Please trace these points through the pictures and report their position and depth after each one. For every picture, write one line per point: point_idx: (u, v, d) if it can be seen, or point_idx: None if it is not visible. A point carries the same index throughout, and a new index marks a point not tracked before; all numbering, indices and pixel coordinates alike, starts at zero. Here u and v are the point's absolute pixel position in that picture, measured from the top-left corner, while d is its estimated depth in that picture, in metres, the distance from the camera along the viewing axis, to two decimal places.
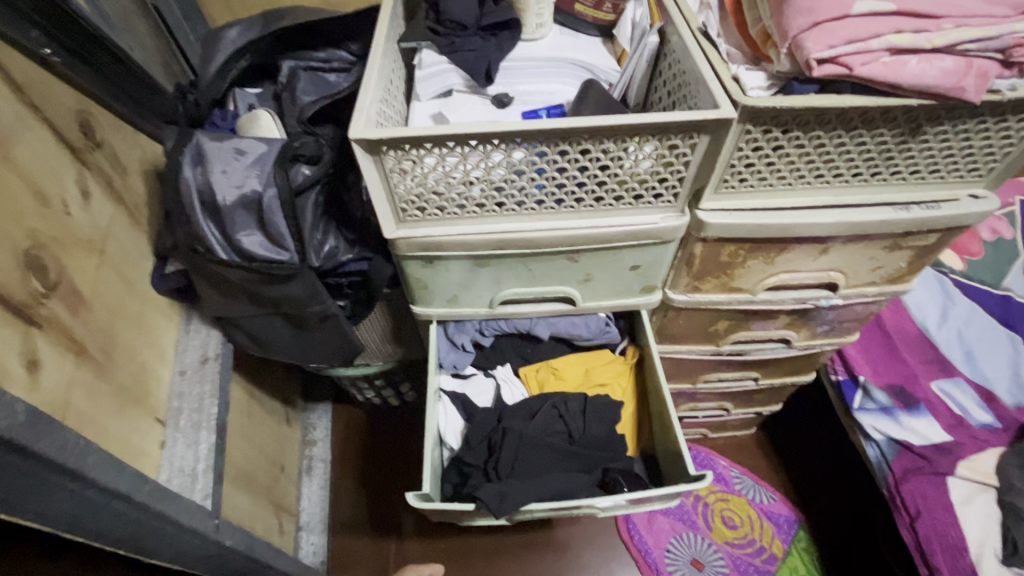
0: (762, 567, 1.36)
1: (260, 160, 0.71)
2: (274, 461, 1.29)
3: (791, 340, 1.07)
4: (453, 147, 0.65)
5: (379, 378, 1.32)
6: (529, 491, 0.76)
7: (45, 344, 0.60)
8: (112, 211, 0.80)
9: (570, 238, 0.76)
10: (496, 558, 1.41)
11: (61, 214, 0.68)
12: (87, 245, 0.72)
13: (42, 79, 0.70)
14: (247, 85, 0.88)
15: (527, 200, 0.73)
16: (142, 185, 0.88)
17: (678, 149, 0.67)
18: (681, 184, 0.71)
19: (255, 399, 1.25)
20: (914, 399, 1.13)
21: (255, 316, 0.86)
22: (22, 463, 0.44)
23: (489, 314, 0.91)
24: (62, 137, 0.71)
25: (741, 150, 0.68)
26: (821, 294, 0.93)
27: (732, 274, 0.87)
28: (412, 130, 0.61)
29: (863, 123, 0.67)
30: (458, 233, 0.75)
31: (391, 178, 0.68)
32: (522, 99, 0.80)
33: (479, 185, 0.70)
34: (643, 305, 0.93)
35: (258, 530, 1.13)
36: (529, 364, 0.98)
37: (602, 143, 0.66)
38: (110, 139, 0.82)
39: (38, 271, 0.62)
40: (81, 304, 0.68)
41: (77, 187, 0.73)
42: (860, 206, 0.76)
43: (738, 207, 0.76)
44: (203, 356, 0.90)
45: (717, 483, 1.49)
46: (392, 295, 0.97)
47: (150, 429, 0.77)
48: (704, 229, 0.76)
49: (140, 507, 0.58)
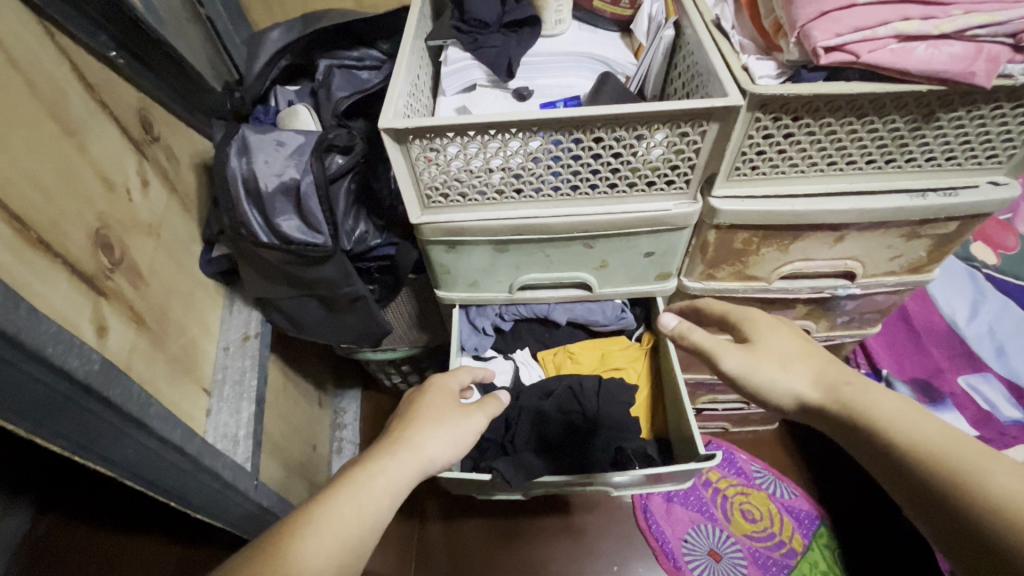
0: (781, 560, 1.36)
1: (299, 151, 0.78)
2: (306, 439, 1.37)
3: (810, 331, 1.07)
4: (474, 136, 0.69)
5: (405, 364, 1.38)
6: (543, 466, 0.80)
7: (112, 313, 0.67)
8: (166, 198, 0.88)
9: (585, 224, 0.79)
10: (517, 542, 1.45)
11: (125, 199, 0.76)
12: (145, 228, 0.80)
13: (110, 79, 0.79)
14: (286, 83, 0.94)
15: (544, 186, 0.77)
16: (192, 176, 0.96)
17: (688, 137, 0.70)
18: (692, 171, 0.74)
19: (290, 380, 1.32)
20: (940, 393, 1.12)
21: (292, 297, 0.92)
22: (96, 408, 0.51)
23: (509, 299, 0.96)
24: (125, 131, 0.79)
25: (751, 138, 0.71)
26: (838, 283, 0.93)
27: (747, 261, 0.89)
28: (434, 119, 0.66)
29: (874, 110, 0.68)
30: (479, 218, 0.79)
31: (417, 166, 0.73)
32: (542, 92, 0.84)
33: (498, 174, 0.74)
34: (658, 293, 0.95)
35: (293, 502, 1.21)
36: (547, 348, 1.02)
37: (614, 131, 0.69)
38: (165, 134, 0.90)
39: (106, 248, 0.69)
40: (140, 280, 0.75)
41: (138, 175, 0.81)
42: (875, 193, 0.77)
43: (751, 193, 0.78)
44: (244, 333, 0.97)
45: (737, 476, 1.49)
46: (418, 280, 1.02)
47: (197, 396, 0.84)
48: (716, 216, 0.79)
49: (191, 459, 0.65)
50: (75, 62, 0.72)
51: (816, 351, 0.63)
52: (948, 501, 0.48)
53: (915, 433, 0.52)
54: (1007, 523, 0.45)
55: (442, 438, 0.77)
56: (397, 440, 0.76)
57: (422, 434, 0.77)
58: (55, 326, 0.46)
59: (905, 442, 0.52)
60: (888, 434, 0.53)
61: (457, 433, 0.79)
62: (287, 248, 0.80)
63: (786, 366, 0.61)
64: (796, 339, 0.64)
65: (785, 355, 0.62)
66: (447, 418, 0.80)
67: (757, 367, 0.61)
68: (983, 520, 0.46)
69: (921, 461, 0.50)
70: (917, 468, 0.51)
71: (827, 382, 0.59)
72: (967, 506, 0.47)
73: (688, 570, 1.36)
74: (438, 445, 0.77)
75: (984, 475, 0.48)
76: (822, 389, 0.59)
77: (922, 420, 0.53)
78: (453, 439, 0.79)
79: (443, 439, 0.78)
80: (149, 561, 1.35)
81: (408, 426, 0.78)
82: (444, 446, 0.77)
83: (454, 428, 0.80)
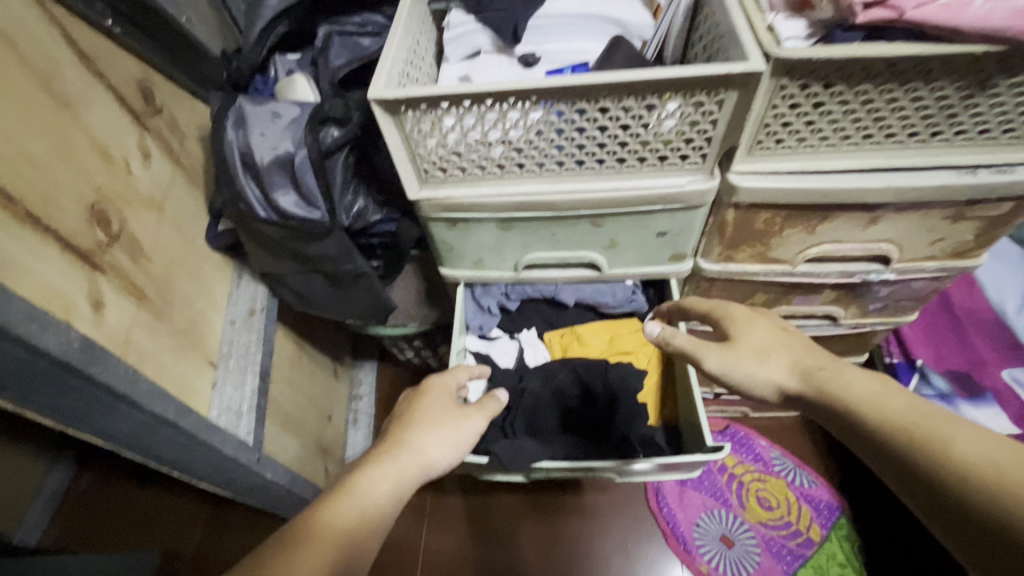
0: (797, 550, 1.32)
1: (295, 123, 0.75)
2: (321, 409, 1.39)
3: (838, 318, 1.00)
4: (470, 106, 0.65)
5: (417, 339, 1.38)
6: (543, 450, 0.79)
7: (109, 287, 0.68)
8: (170, 172, 0.87)
9: (592, 202, 0.75)
10: (527, 517, 1.46)
11: (124, 172, 0.76)
12: (147, 202, 0.79)
13: (107, 49, 0.77)
14: (287, 51, 0.91)
15: (548, 161, 0.72)
16: (198, 148, 0.96)
17: (704, 107, 0.63)
18: (708, 145, 0.68)
19: (305, 352, 1.34)
20: (981, 386, 1.04)
21: (296, 273, 0.91)
22: (81, 385, 0.51)
23: (515, 278, 0.93)
24: (125, 102, 0.79)
25: (775, 107, 0.64)
26: (871, 267, 0.86)
27: (769, 243, 0.83)
28: (427, 88, 0.62)
29: (919, 75, 0.60)
30: (480, 194, 0.76)
31: (412, 139, 0.69)
32: (550, 58, 0.78)
33: (500, 147, 0.70)
34: (672, 274, 0.91)
35: (306, 471, 1.24)
36: (554, 329, 0.98)
37: (622, 101, 0.63)
38: (169, 105, 0.89)
39: (103, 222, 0.69)
40: (141, 254, 0.75)
41: (138, 148, 0.80)
42: (916, 170, 0.69)
43: (775, 170, 0.71)
44: (251, 308, 0.98)
45: (755, 463, 1.45)
46: (423, 257, 1.00)
47: (203, 369, 0.85)
48: (735, 193, 0.73)
49: (187, 434, 0.66)
50: (69, 31, 0.71)
51: (792, 340, 0.69)
52: (915, 462, 0.55)
53: (884, 410, 0.58)
54: (963, 480, 0.51)
55: (443, 439, 0.75)
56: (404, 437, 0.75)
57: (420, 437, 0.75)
58: (28, 304, 0.46)
59: (875, 417, 0.59)
60: (867, 412, 0.59)
61: (457, 434, 0.77)
62: (286, 223, 0.78)
63: (764, 358, 0.68)
64: (771, 328, 0.71)
65: (762, 347, 0.69)
66: (447, 419, 0.77)
67: (738, 364, 0.67)
68: (946, 478, 0.52)
69: (893, 432, 0.57)
70: (889, 440, 0.57)
71: (804, 369, 0.66)
72: (932, 468, 0.53)
73: (699, 555, 1.34)
74: (438, 447, 0.75)
75: (946, 440, 0.54)
76: (799, 377, 0.66)
77: (894, 398, 0.59)
78: (454, 441, 0.76)
79: (444, 441, 0.76)
80: (177, 518, 1.43)
81: (406, 430, 0.76)
82: (445, 451, 0.75)
83: (454, 429, 0.77)
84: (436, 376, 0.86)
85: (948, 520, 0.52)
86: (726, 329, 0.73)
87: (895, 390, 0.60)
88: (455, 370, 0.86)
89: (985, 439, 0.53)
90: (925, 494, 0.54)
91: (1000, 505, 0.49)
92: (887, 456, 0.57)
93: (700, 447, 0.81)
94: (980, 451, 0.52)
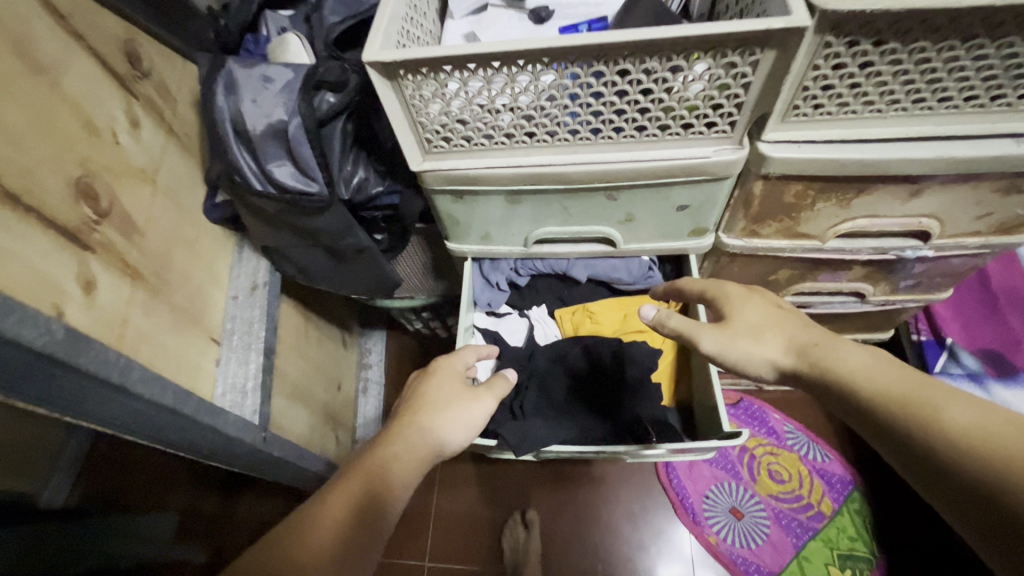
0: (807, 523, 1.32)
1: (288, 88, 0.70)
2: (330, 380, 1.39)
3: (866, 294, 0.95)
4: (475, 70, 0.59)
5: (426, 310, 1.35)
6: (553, 432, 0.76)
7: (100, 267, 0.65)
8: (162, 141, 0.83)
9: (607, 174, 0.69)
10: (536, 486, 1.47)
11: (111, 143, 0.71)
12: (139, 174, 0.76)
13: (85, 7, 0.71)
14: (280, 6, 0.84)
15: (561, 130, 0.66)
16: (191, 115, 0.91)
17: (736, 69, 0.57)
18: (739, 111, 0.61)
19: (313, 323, 1.32)
20: (1012, 367, 0.99)
21: (297, 247, 0.88)
22: (70, 375, 0.49)
23: (524, 253, 0.88)
24: (108, 66, 0.73)
25: (817, 68, 0.57)
26: (907, 243, 0.80)
27: (799, 218, 0.77)
28: (427, 50, 0.55)
29: (986, 31, 0.53)
30: (487, 166, 0.70)
31: (413, 106, 0.63)
32: (564, 13, 0.71)
33: (508, 115, 0.64)
34: (691, 250, 0.85)
35: (317, 441, 1.25)
36: (565, 306, 0.94)
37: (644, 62, 0.57)
38: (157, 68, 0.84)
39: (90, 198, 0.66)
40: (133, 231, 0.72)
41: (125, 116, 0.75)
42: (971, 138, 0.63)
43: (810, 139, 0.65)
44: (253, 283, 0.96)
45: (768, 436, 1.43)
46: (429, 230, 0.96)
47: (206, 346, 0.83)
48: (765, 164, 0.67)
49: (188, 418, 0.64)
50: None
51: (787, 315, 0.65)
52: (912, 435, 0.52)
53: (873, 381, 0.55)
54: (957, 451, 0.49)
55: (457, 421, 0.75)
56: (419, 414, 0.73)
57: (432, 420, 0.73)
58: None
59: (871, 392, 0.55)
60: (856, 385, 0.56)
61: (468, 418, 0.75)
62: (282, 197, 0.74)
63: (759, 337, 0.64)
64: (768, 307, 0.67)
65: (756, 326, 0.65)
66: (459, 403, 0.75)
67: (734, 344, 0.63)
68: (941, 450, 0.50)
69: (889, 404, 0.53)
70: (880, 412, 0.54)
71: (799, 346, 0.62)
72: (926, 440, 0.51)
73: (708, 526, 1.34)
74: (451, 430, 0.73)
75: (939, 411, 0.51)
76: (795, 354, 0.62)
77: (885, 369, 0.56)
78: (466, 424, 0.75)
79: (456, 424, 0.74)
80: (194, 482, 1.46)
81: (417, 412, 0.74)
82: (455, 434, 0.74)
83: (465, 413, 0.75)
84: (445, 356, 0.82)
85: (941, 491, 0.50)
86: (720, 309, 0.69)
87: (888, 362, 0.56)
88: (462, 351, 0.82)
89: (978, 407, 0.51)
90: (916, 464, 0.52)
91: (993, 474, 0.47)
92: (879, 430, 0.54)
93: (715, 431, 0.79)
94: (971, 419, 0.50)
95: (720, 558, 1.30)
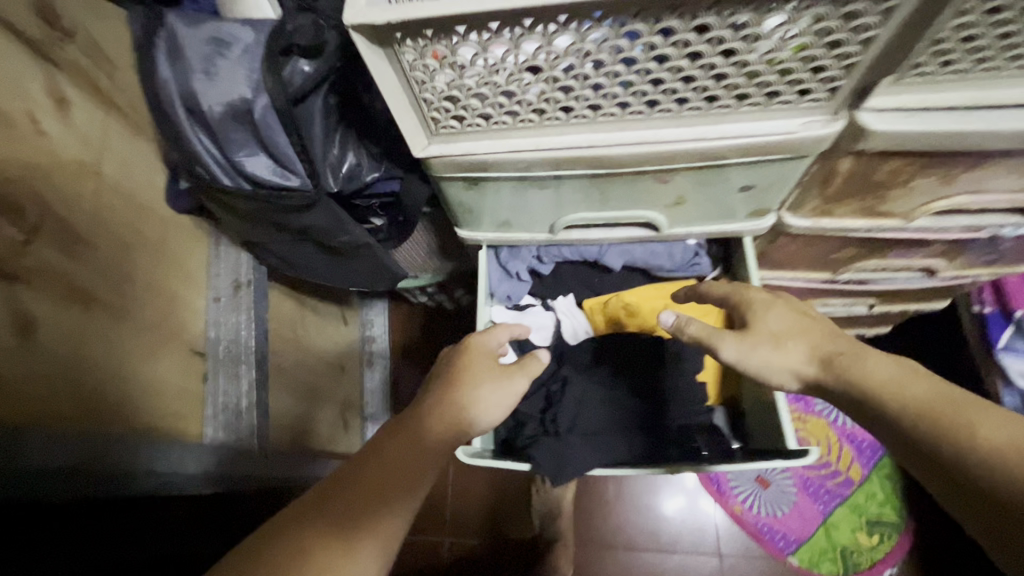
0: (834, 490, 1.28)
1: (248, 55, 0.55)
2: (332, 361, 1.29)
3: (937, 270, 0.83)
4: (498, 31, 0.43)
5: (431, 286, 1.23)
6: (592, 454, 0.67)
7: (32, 297, 0.54)
8: (102, 119, 0.67)
9: (662, 157, 0.55)
10: None
11: (33, 134, 0.57)
12: (78, 169, 0.61)
13: None
14: None
15: (608, 102, 0.51)
16: (133, 81, 0.73)
17: (857, 21, 0.41)
18: (845, 75, 0.47)
19: (307, 305, 1.21)
20: None
21: (281, 244, 0.75)
22: None
23: (549, 240, 0.76)
24: (12, 27, 0.56)
25: (966, 15, 0.42)
26: (1006, 220, 0.67)
27: (885, 196, 0.63)
28: (433, 6, 0.39)
29: None
30: (510, 149, 0.56)
31: (414, 80, 0.48)
32: None
33: (539, 87, 0.49)
34: (745, 233, 0.73)
35: (323, 430, 1.18)
36: (596, 296, 0.83)
37: (732, 14, 0.41)
38: (83, 22, 0.66)
39: (11, 212, 0.53)
40: (78, 246, 0.60)
41: (47, 93, 0.59)
42: None
43: (926, 106, 0.50)
44: (236, 281, 0.83)
45: (796, 402, 1.36)
46: (435, 213, 0.82)
47: (189, 363, 0.73)
48: (864, 140, 0.53)
49: None
50: None
51: (815, 322, 0.59)
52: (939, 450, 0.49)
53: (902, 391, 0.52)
54: (994, 472, 0.46)
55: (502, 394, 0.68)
56: (459, 382, 0.63)
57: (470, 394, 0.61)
58: None
59: (898, 407, 0.51)
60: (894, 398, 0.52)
61: (510, 395, 0.64)
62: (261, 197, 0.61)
63: (782, 345, 0.58)
64: (794, 313, 0.60)
65: (783, 332, 0.58)
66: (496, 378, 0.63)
67: (754, 352, 0.57)
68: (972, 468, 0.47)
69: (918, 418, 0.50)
70: (907, 426, 0.50)
71: (824, 355, 0.56)
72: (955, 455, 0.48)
73: (732, 495, 1.31)
74: (488, 408, 0.62)
75: (971, 427, 0.48)
76: (818, 363, 0.57)
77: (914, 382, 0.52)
78: (504, 403, 0.63)
79: (494, 402, 0.63)
80: None
81: (453, 387, 0.62)
82: (493, 413, 0.63)
83: (505, 389, 0.63)
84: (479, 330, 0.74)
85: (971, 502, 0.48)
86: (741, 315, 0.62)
87: (918, 374, 0.52)
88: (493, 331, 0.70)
89: (1008, 424, 0.48)
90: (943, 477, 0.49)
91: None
92: (912, 446, 0.51)
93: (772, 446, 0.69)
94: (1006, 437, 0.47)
95: (745, 526, 1.28)
